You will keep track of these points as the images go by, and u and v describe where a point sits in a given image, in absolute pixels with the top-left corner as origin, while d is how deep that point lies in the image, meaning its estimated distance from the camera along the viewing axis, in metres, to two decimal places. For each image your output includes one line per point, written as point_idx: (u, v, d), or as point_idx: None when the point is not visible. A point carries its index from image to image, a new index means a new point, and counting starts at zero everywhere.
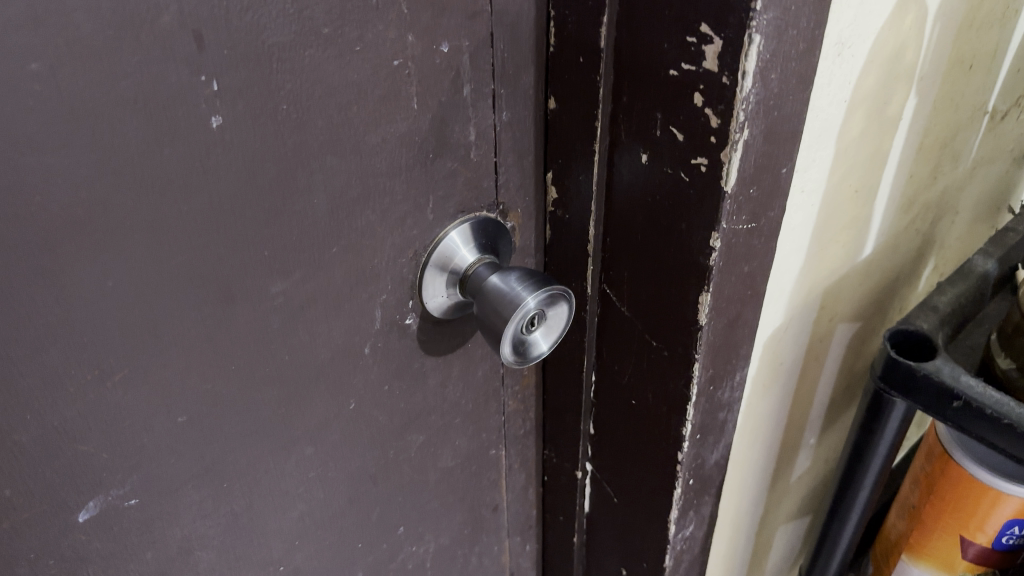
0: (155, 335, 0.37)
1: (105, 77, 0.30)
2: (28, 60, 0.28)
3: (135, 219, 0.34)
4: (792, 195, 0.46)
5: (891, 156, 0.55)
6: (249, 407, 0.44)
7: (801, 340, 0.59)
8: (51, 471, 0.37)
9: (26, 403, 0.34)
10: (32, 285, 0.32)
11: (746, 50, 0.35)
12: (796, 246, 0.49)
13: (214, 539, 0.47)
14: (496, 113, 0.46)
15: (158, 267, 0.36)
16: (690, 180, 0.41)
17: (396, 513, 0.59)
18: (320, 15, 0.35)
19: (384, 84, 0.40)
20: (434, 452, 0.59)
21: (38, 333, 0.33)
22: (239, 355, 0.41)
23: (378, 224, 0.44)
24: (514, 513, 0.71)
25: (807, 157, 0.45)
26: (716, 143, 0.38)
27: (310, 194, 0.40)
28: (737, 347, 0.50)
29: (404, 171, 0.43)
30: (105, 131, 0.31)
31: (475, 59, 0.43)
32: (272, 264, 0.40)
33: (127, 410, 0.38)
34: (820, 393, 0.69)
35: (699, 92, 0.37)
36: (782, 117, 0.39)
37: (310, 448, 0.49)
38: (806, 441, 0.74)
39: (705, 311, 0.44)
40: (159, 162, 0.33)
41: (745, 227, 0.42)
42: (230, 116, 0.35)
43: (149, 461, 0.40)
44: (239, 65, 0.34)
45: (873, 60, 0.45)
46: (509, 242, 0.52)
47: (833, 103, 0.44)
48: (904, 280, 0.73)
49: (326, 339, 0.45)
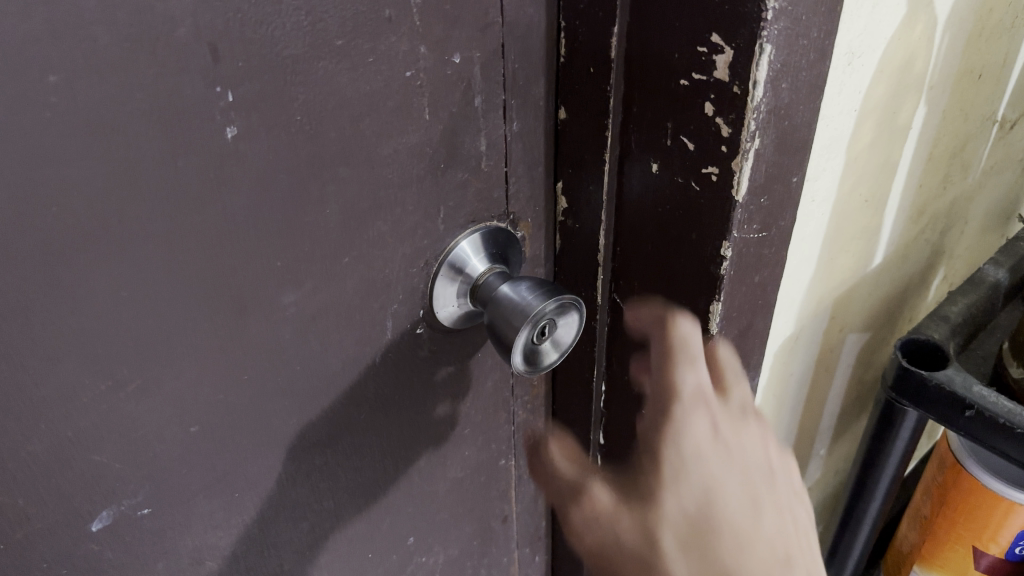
0: (169, 346, 0.37)
1: (121, 89, 0.31)
2: (46, 73, 0.28)
3: (149, 230, 0.34)
4: (803, 205, 0.46)
5: (901, 165, 0.55)
6: (261, 417, 0.44)
7: (811, 350, 0.59)
8: (64, 482, 0.37)
9: (40, 414, 0.34)
10: (46, 297, 0.32)
11: (757, 60, 0.35)
12: (806, 255, 0.49)
13: (225, 550, 0.47)
14: (507, 124, 0.46)
15: (173, 277, 0.36)
16: (701, 190, 0.41)
17: (406, 524, 0.59)
18: (333, 26, 0.36)
19: (396, 96, 0.40)
20: (444, 462, 0.59)
21: (54, 344, 0.33)
22: (252, 365, 0.41)
23: (389, 234, 0.44)
24: (523, 524, 0.71)
25: (818, 167, 0.45)
26: (727, 152, 0.38)
27: (322, 205, 0.40)
28: (747, 357, 0.49)
29: (415, 182, 0.44)
30: (119, 143, 0.31)
31: (486, 70, 0.43)
32: (285, 274, 0.40)
33: (140, 420, 0.38)
34: (830, 403, 0.69)
35: (710, 102, 0.38)
36: (793, 127, 0.39)
37: (321, 459, 0.49)
38: (817, 452, 0.73)
39: (716, 320, 0.45)
40: (174, 173, 0.34)
41: (756, 236, 0.42)
42: (244, 127, 0.35)
43: (161, 471, 0.40)
44: (253, 77, 0.34)
45: (882, 70, 0.45)
46: (519, 252, 0.52)
47: (843, 112, 0.44)
48: (914, 290, 0.73)
49: (337, 350, 0.46)
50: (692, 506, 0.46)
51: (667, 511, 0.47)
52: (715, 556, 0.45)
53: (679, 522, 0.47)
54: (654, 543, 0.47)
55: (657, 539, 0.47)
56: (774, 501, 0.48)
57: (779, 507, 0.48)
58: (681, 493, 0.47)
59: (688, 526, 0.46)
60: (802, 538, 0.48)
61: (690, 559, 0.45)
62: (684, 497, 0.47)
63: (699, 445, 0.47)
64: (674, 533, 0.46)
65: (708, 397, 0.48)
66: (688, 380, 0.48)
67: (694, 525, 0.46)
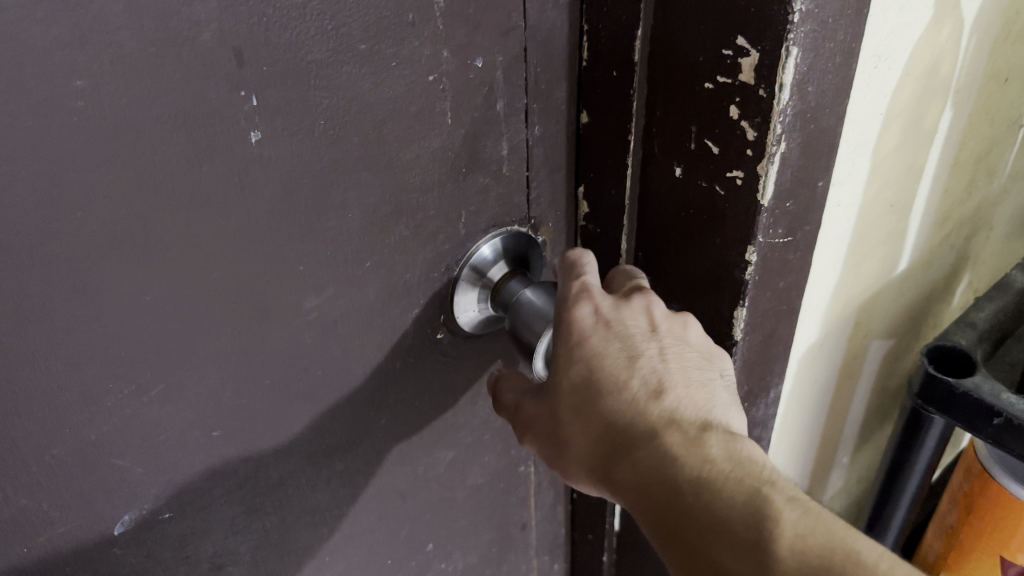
0: (192, 350, 0.37)
1: (146, 93, 0.31)
2: (72, 78, 0.29)
3: (174, 234, 0.34)
4: (829, 210, 0.45)
5: (926, 169, 0.54)
6: (282, 422, 0.44)
7: (835, 357, 0.58)
8: (86, 486, 0.37)
9: (64, 419, 0.34)
10: (70, 301, 0.32)
11: (784, 63, 0.35)
12: (832, 261, 0.49)
13: (245, 555, 0.47)
14: (528, 129, 0.46)
15: (196, 282, 0.36)
16: (725, 194, 0.40)
17: (425, 530, 0.59)
18: (357, 31, 0.36)
19: (419, 100, 0.40)
20: (463, 468, 0.59)
21: (78, 349, 0.33)
22: (272, 371, 0.41)
23: (410, 239, 0.44)
24: (542, 532, 0.71)
25: (844, 171, 0.44)
26: (752, 156, 0.38)
27: (345, 209, 0.40)
28: (773, 362, 0.49)
29: (436, 187, 0.44)
30: (144, 148, 0.31)
31: (508, 74, 0.43)
32: (307, 279, 0.40)
33: (162, 425, 0.38)
34: (853, 411, 0.68)
35: (735, 105, 0.37)
36: (819, 130, 0.39)
37: (340, 464, 0.49)
38: (840, 460, 0.73)
39: (741, 326, 0.44)
40: (198, 178, 0.34)
41: (781, 241, 0.42)
42: (268, 133, 0.35)
43: (182, 475, 0.40)
44: (278, 82, 0.34)
45: (908, 73, 0.44)
46: (539, 257, 0.52)
47: (869, 116, 0.43)
48: (938, 297, 0.72)
49: (358, 354, 0.45)
50: (575, 378, 0.41)
51: (561, 401, 0.42)
52: (595, 418, 0.41)
53: (567, 407, 0.42)
54: (544, 420, 0.43)
55: (551, 415, 0.42)
56: (660, 350, 0.42)
57: (676, 356, 0.42)
58: (565, 367, 0.42)
59: (575, 404, 0.41)
60: (707, 367, 0.42)
61: (581, 424, 0.41)
62: (565, 374, 0.42)
63: (584, 328, 0.42)
64: (568, 415, 0.42)
65: (590, 290, 0.43)
66: (575, 280, 0.44)
67: (577, 401, 0.41)
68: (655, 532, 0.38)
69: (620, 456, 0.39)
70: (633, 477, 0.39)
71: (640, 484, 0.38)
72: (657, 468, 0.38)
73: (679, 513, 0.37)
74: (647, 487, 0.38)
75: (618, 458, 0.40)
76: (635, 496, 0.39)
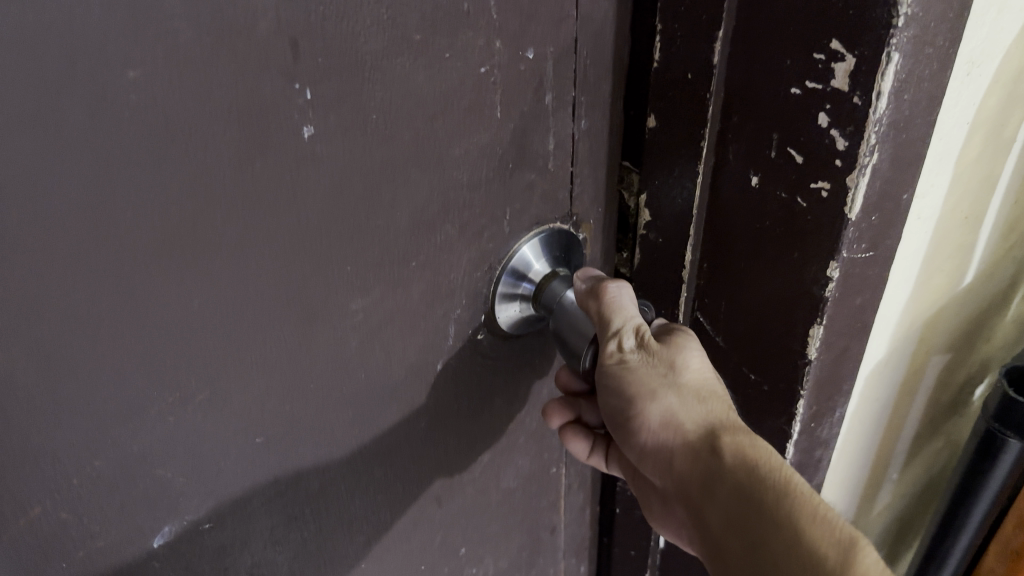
0: (238, 356, 0.35)
1: (201, 88, 0.29)
2: (127, 69, 0.27)
3: (224, 235, 0.32)
4: (909, 223, 0.43)
5: (1000, 181, 0.52)
6: (323, 428, 0.42)
7: (897, 372, 0.56)
8: (129, 497, 0.35)
9: (105, 428, 0.32)
10: (116, 305, 0.30)
11: (883, 69, 0.32)
12: (906, 274, 0.46)
13: (282, 567, 0.44)
14: (576, 123, 0.44)
15: (244, 283, 0.34)
16: (807, 207, 0.38)
17: (458, 535, 0.57)
18: (413, 21, 0.34)
19: (471, 94, 0.38)
20: (497, 471, 0.57)
21: (123, 356, 0.31)
22: (316, 376, 0.39)
23: (456, 238, 0.42)
24: (571, 534, 0.69)
25: (927, 183, 0.42)
26: (841, 167, 0.36)
27: (394, 209, 0.38)
28: (841, 382, 0.46)
29: (484, 184, 0.42)
30: (198, 145, 0.29)
31: (559, 65, 0.41)
32: (353, 280, 0.38)
33: (205, 433, 0.36)
34: (907, 427, 0.66)
35: (825, 113, 0.35)
36: (909, 141, 0.36)
37: (379, 470, 0.47)
38: (889, 476, 0.70)
39: (816, 344, 0.42)
40: (251, 176, 0.32)
41: (864, 256, 0.39)
42: (322, 128, 0.33)
43: (223, 486, 0.38)
44: (333, 74, 0.32)
45: (998, 81, 0.42)
46: (580, 254, 0.50)
47: (957, 126, 0.41)
48: (995, 310, 0.70)
49: (401, 358, 0.43)
50: (701, 371, 0.45)
51: (682, 376, 0.44)
52: (710, 408, 0.44)
53: (687, 384, 0.44)
54: (654, 373, 0.43)
55: (665, 376, 0.44)
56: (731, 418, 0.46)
57: None
58: (692, 355, 0.45)
59: (694, 389, 0.44)
60: None
61: (692, 405, 0.44)
62: (694, 361, 0.44)
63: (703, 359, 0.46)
64: (684, 391, 0.44)
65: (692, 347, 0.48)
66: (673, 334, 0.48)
67: (695, 388, 0.44)
68: (731, 510, 0.41)
69: (733, 437, 0.42)
70: (739, 457, 0.41)
71: (748, 466, 0.40)
72: (766, 457, 0.41)
73: (770, 503, 0.39)
74: (753, 471, 0.40)
75: (730, 445, 0.42)
76: (733, 474, 0.41)
